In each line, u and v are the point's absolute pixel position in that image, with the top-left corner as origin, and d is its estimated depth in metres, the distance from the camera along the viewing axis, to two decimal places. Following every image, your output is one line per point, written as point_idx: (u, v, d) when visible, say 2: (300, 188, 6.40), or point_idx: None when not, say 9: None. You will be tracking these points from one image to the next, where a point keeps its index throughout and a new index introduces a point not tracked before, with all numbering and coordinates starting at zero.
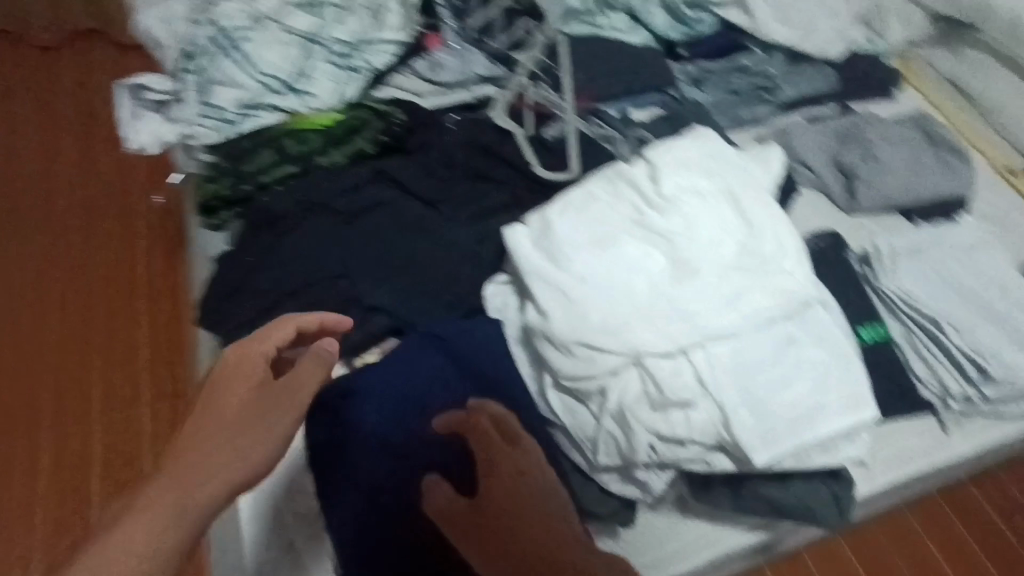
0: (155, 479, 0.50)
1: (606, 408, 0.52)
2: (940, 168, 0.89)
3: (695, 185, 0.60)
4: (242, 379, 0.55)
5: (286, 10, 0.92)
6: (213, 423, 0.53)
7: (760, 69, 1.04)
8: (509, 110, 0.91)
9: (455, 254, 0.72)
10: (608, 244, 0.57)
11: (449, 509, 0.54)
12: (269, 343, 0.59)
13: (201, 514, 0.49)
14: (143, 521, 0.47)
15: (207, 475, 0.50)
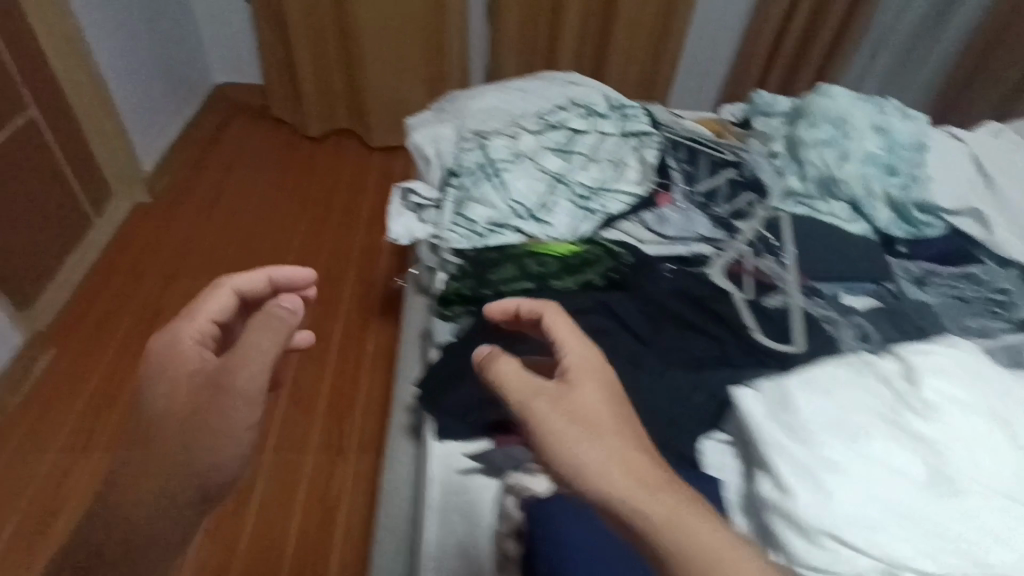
0: (137, 466, 0.59)
1: None
2: None
3: (956, 394, 0.59)
4: (187, 362, 0.62)
5: (542, 153, 1.06)
6: (166, 409, 0.60)
7: (995, 283, 0.98)
8: (726, 271, 0.94)
9: (665, 395, 0.72)
10: (857, 435, 0.56)
11: (525, 380, 0.59)
12: (204, 314, 0.67)
13: (190, 485, 0.58)
14: (146, 497, 0.58)
15: (178, 458, 0.58)
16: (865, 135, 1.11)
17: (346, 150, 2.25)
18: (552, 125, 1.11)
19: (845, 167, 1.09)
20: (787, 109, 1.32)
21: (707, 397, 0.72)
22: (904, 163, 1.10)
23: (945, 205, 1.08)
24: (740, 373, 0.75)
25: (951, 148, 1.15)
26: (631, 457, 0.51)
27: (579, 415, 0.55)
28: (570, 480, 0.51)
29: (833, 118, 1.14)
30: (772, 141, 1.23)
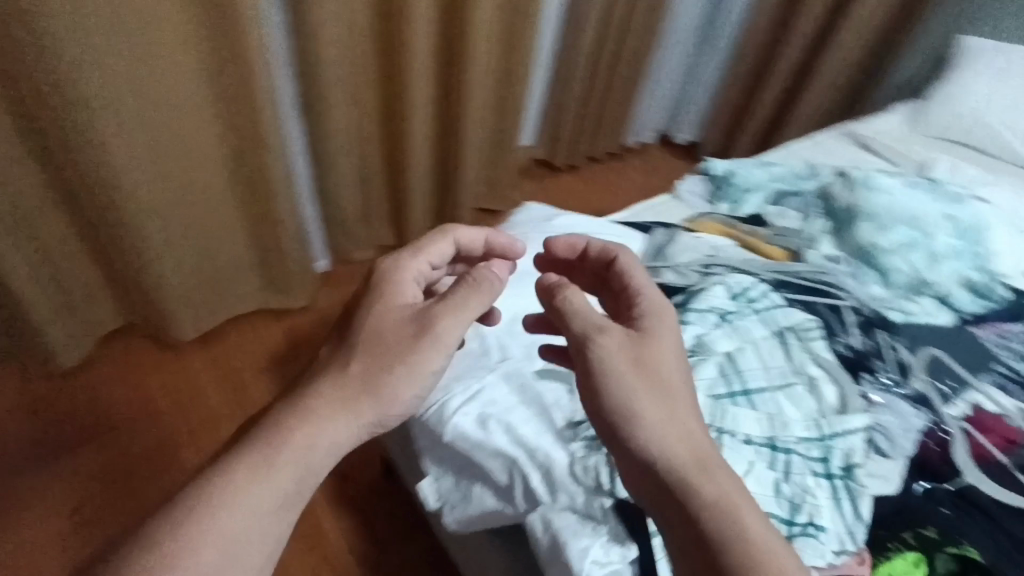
0: (342, 358, 0.77)
1: None
2: None
3: None
4: (404, 278, 0.84)
5: (730, 411, 0.75)
6: (381, 322, 0.79)
7: None
8: (973, 455, 0.83)
9: None
10: None
11: (596, 317, 0.73)
12: (427, 258, 0.88)
13: (376, 407, 0.74)
14: (340, 394, 0.74)
15: (369, 378, 0.75)
16: (938, 234, 1.09)
17: (155, 370, 1.53)
18: (698, 357, 0.79)
19: (935, 270, 1.06)
20: (805, 199, 1.22)
21: None
22: (976, 244, 1.10)
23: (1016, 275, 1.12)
24: None
25: (989, 206, 1.17)
26: (681, 406, 0.67)
27: (640, 355, 0.70)
28: (624, 406, 0.66)
29: (902, 221, 1.09)
30: (834, 245, 1.12)
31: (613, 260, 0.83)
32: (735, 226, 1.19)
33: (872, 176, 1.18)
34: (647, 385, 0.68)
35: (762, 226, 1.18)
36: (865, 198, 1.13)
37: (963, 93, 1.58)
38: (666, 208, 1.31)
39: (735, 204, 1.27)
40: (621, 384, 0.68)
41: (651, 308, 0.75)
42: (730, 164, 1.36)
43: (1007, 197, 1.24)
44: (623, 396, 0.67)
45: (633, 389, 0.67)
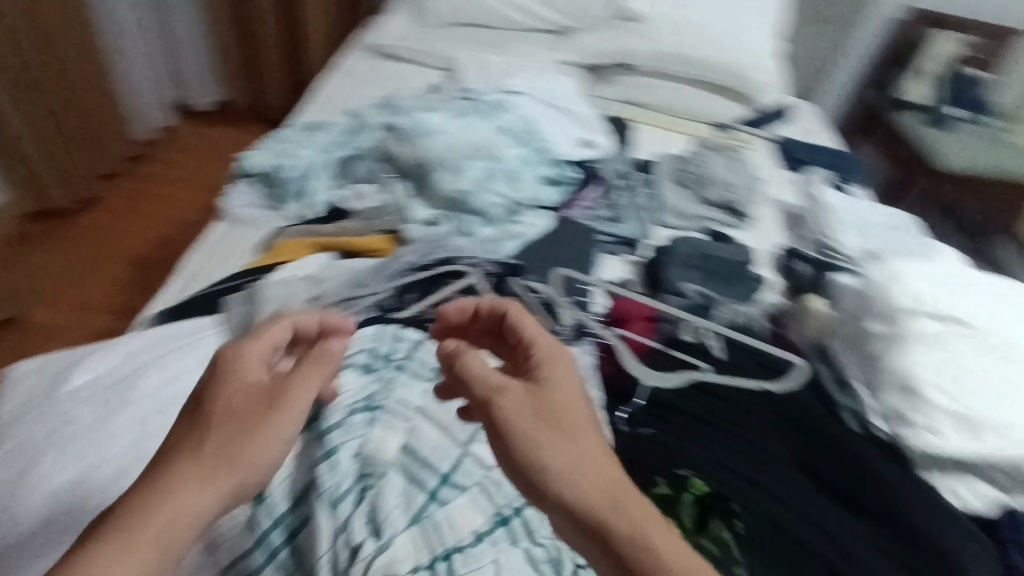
0: (191, 427, 0.54)
1: None
2: (724, 161, 1.34)
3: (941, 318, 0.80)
4: (258, 352, 0.59)
5: (441, 518, 0.59)
6: (230, 404, 0.55)
7: (630, 182, 1.21)
8: (637, 352, 0.85)
9: (895, 508, 0.69)
10: (982, 393, 0.75)
11: (494, 376, 0.58)
12: (270, 340, 0.61)
13: (239, 476, 0.53)
14: (199, 464, 0.52)
15: (234, 441, 0.54)
16: (503, 150, 1.04)
17: None
18: (370, 479, 0.61)
19: (518, 185, 1.03)
20: (371, 163, 1.05)
21: (871, 472, 0.72)
22: (532, 142, 1.10)
23: (570, 149, 1.16)
24: (815, 421, 0.77)
25: (520, 98, 1.18)
26: (591, 443, 0.54)
27: (543, 403, 0.56)
28: (535, 463, 0.53)
29: (468, 154, 1.01)
30: (426, 205, 0.99)
31: (503, 316, 0.66)
32: (320, 233, 0.96)
33: (417, 116, 1.06)
34: (555, 430, 0.54)
35: (345, 220, 0.99)
36: (425, 144, 1.00)
37: None
38: (226, 243, 1.00)
39: (304, 201, 1.02)
40: (529, 435, 0.54)
41: (549, 356, 0.60)
42: (272, 153, 1.09)
43: (531, 79, 1.27)
44: (532, 453, 0.53)
45: (543, 440, 0.54)
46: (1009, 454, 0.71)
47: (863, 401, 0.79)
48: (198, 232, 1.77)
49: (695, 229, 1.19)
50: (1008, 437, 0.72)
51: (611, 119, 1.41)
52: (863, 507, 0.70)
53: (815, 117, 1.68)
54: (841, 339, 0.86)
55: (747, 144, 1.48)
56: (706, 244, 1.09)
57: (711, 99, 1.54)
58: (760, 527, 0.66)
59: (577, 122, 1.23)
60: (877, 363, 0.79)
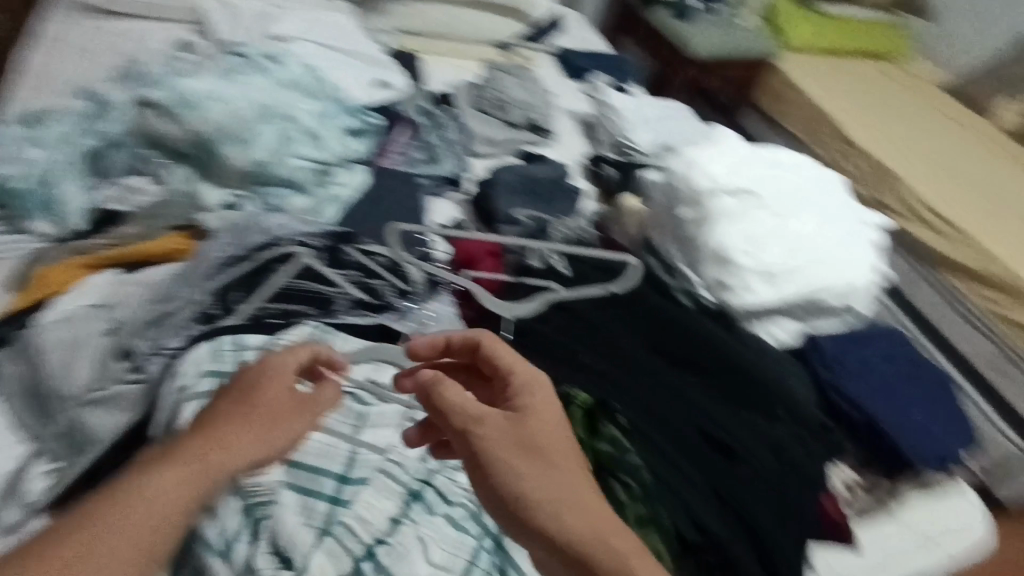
0: (227, 408, 0.56)
1: (862, 286, 0.90)
2: (518, 79, 1.35)
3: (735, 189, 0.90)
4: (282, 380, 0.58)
5: (351, 519, 0.58)
6: (263, 400, 0.57)
7: (435, 118, 1.17)
8: (490, 289, 0.86)
9: (734, 360, 0.80)
10: (774, 245, 0.88)
11: (471, 404, 0.59)
12: (302, 360, 0.61)
13: (260, 455, 0.55)
14: (233, 438, 0.54)
15: (260, 428, 0.56)
16: (294, 108, 0.93)
17: None
18: (262, 507, 0.56)
19: (323, 144, 0.93)
20: (131, 150, 0.87)
21: (710, 335, 0.83)
22: (322, 93, 0.99)
23: (366, 97, 1.09)
24: (659, 306, 0.86)
25: (292, 48, 1.06)
26: (573, 474, 0.56)
27: (524, 437, 0.57)
28: (516, 491, 0.55)
29: (255, 121, 0.87)
30: (220, 187, 0.86)
31: (475, 347, 0.65)
32: (89, 248, 0.78)
33: (175, 84, 0.88)
34: (534, 456, 0.57)
35: (120, 226, 0.81)
36: (196, 118, 0.84)
37: None
38: None
39: (52, 214, 0.81)
40: (510, 462, 0.56)
41: (528, 384, 0.61)
42: None
43: (298, 21, 1.14)
44: (512, 481, 0.56)
45: (521, 467, 0.56)
46: (801, 291, 0.87)
47: (690, 280, 0.90)
48: None
49: (506, 153, 1.20)
50: (798, 277, 0.87)
51: (395, 53, 1.33)
52: (706, 369, 0.80)
53: (584, 24, 1.76)
54: (660, 230, 0.95)
55: (532, 61, 1.51)
56: (525, 167, 1.10)
57: (487, 19, 1.52)
58: (637, 417, 0.74)
59: (364, 63, 1.14)
60: (695, 243, 0.89)
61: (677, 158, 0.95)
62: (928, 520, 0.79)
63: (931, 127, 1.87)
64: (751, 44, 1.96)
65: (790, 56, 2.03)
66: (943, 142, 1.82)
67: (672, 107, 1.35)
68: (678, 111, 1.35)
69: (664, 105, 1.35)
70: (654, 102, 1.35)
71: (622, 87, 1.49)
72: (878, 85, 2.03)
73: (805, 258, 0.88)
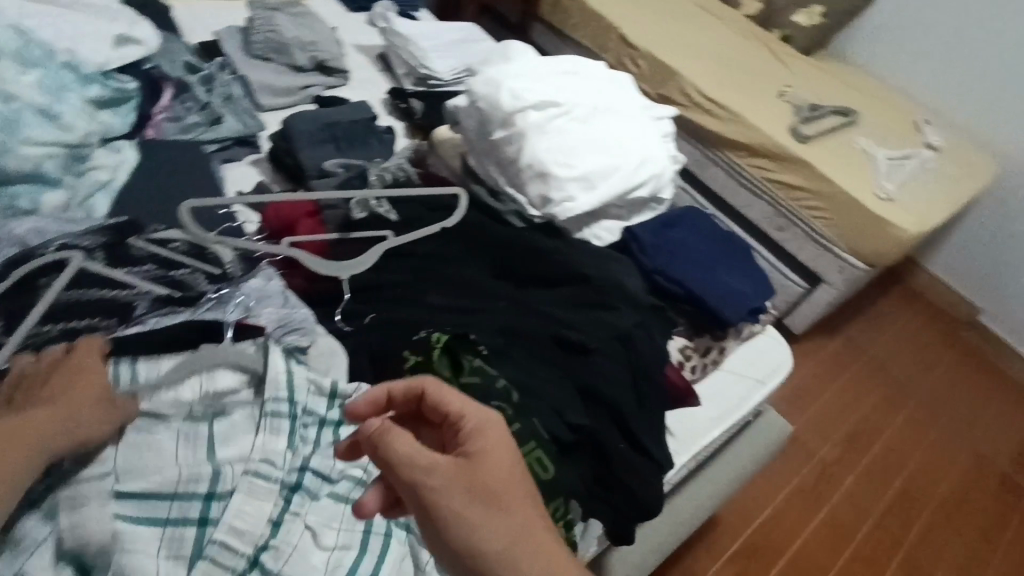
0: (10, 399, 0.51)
1: (663, 176, 0.98)
2: (292, 15, 1.21)
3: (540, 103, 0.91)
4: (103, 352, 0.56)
5: (225, 535, 0.53)
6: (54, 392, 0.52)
7: (204, 72, 1.01)
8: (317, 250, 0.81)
9: (573, 266, 0.85)
10: (584, 152, 0.92)
11: (425, 454, 0.50)
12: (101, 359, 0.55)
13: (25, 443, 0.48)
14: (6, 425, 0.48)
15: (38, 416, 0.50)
16: (9, 82, 0.73)
17: None
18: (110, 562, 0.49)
19: (62, 121, 0.76)
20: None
21: (548, 249, 0.85)
22: (42, 58, 0.79)
23: (108, 55, 0.90)
24: (494, 231, 0.87)
25: None
26: (531, 519, 0.52)
27: (480, 485, 0.51)
28: (471, 545, 0.49)
29: None
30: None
31: (420, 395, 0.56)
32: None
33: None
34: (495, 509, 0.51)
35: None
36: None
37: None
38: None
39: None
40: (469, 518, 0.50)
41: (488, 428, 0.54)
42: None
43: None
44: (468, 535, 0.50)
45: (484, 522, 0.50)
46: (617, 191, 0.92)
47: (517, 201, 0.91)
48: None
49: (303, 101, 1.10)
50: (611, 180, 0.92)
51: None
52: (547, 279, 0.84)
53: None
54: (479, 156, 0.95)
55: None
56: (324, 112, 1.01)
57: None
58: (498, 342, 0.75)
59: (90, 15, 0.94)
60: (514, 163, 0.90)
61: (480, 79, 0.93)
62: (741, 364, 0.94)
63: (693, 20, 2.06)
64: None
65: None
66: (705, 32, 2.02)
67: (463, 28, 1.31)
68: (469, 31, 1.31)
69: (455, 26, 1.31)
70: (444, 24, 1.30)
71: (408, 12, 1.41)
72: None
73: (614, 159, 0.93)
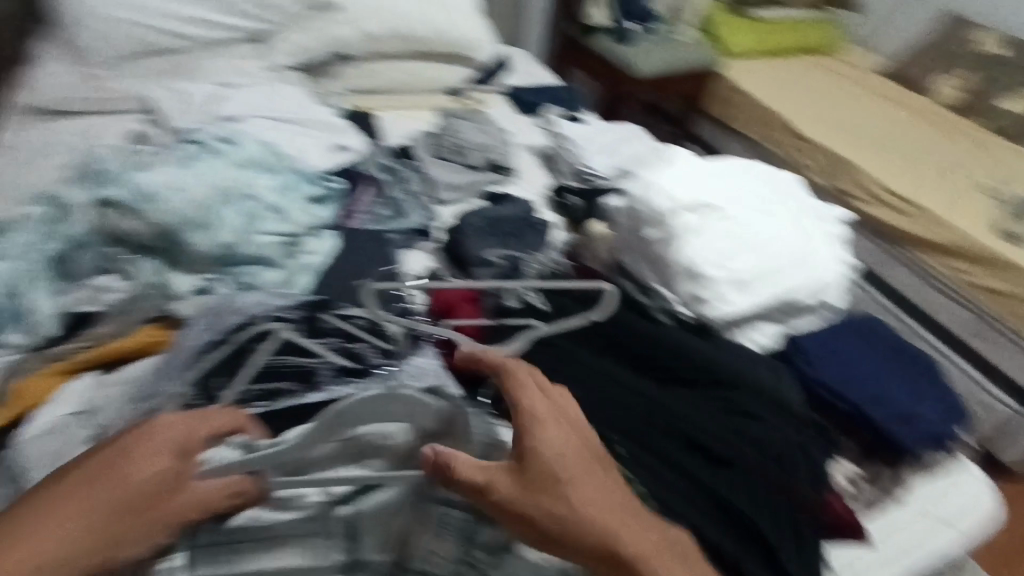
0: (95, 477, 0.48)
1: (831, 282, 0.92)
2: (473, 122, 1.38)
3: (691, 205, 0.93)
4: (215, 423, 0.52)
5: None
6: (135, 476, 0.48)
7: (397, 172, 1.18)
8: (473, 334, 0.87)
9: (725, 372, 0.81)
10: (736, 253, 0.90)
11: (482, 473, 0.54)
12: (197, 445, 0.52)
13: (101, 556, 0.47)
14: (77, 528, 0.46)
15: (114, 514, 0.47)
16: (254, 185, 0.94)
17: None
18: None
19: (289, 214, 0.95)
20: (96, 250, 0.86)
21: (698, 352, 0.83)
22: (283, 164, 1.01)
23: (322, 161, 1.11)
24: (642, 327, 0.86)
25: (245, 124, 1.08)
26: (584, 501, 0.54)
27: (532, 484, 0.54)
28: (536, 534, 0.53)
29: (218, 202, 0.89)
30: (187, 274, 0.86)
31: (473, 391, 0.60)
32: (63, 353, 0.76)
33: (132, 178, 0.89)
34: (556, 503, 0.53)
35: (93, 327, 0.79)
36: (157, 210, 0.85)
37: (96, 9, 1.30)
38: None
39: (23, 324, 0.78)
40: (540, 518, 0.53)
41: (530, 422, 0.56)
42: None
43: (248, 98, 1.15)
44: (532, 529, 0.53)
45: (551, 517, 0.53)
46: (775, 293, 0.89)
47: (667, 298, 0.91)
48: None
49: (470, 196, 1.22)
50: (769, 281, 0.89)
51: (350, 114, 1.35)
52: (691, 381, 0.81)
53: (529, 60, 1.81)
54: (631, 253, 0.97)
55: (484, 102, 1.54)
56: (492, 207, 1.11)
57: (435, 66, 1.55)
58: (632, 443, 0.74)
59: (318, 129, 1.16)
60: (665, 261, 0.91)
61: (638, 181, 0.97)
62: (934, 503, 0.81)
63: (875, 111, 1.95)
64: (696, 54, 2.00)
65: (731, 62, 2.09)
66: (889, 124, 1.89)
67: (625, 129, 1.39)
68: (630, 132, 1.38)
69: (617, 128, 1.39)
70: (608, 126, 1.38)
71: (575, 115, 1.53)
72: (817, 78, 2.10)
73: (773, 263, 0.90)
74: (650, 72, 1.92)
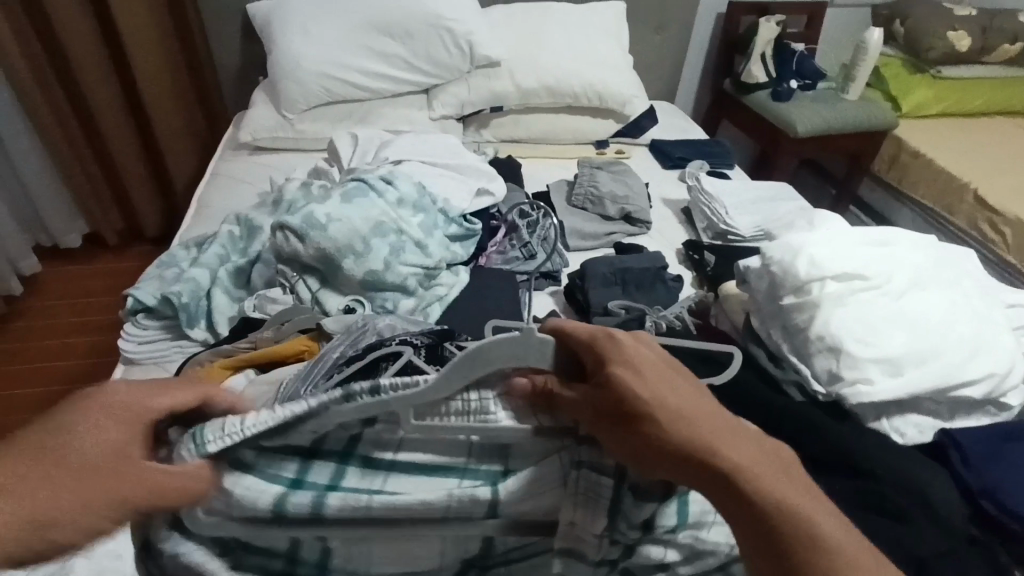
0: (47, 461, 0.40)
1: (1005, 376, 0.80)
2: (612, 172, 1.40)
3: (842, 271, 0.85)
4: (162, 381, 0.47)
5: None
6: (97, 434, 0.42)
7: (533, 216, 1.22)
8: None
9: (860, 460, 0.72)
10: (890, 331, 0.81)
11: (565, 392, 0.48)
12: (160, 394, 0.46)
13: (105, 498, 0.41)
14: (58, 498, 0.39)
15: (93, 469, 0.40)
16: (405, 222, 1.03)
17: None
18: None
19: (429, 249, 1.03)
20: (270, 265, 1.02)
21: (830, 433, 0.76)
22: (430, 204, 1.10)
23: (468, 203, 1.18)
24: (766, 397, 0.80)
25: (403, 166, 1.20)
26: (688, 424, 0.44)
27: (624, 402, 0.45)
28: (637, 460, 0.45)
29: (371, 234, 0.97)
30: (337, 294, 0.98)
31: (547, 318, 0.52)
32: (232, 350, 0.89)
33: (306, 209, 0.98)
34: (643, 423, 0.44)
35: (257, 330, 0.93)
36: (323, 238, 0.94)
37: (296, 57, 1.46)
38: None
39: (208, 323, 0.97)
40: (628, 441, 0.45)
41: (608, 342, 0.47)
42: (162, 282, 1.02)
43: (409, 144, 1.27)
44: (630, 452, 0.45)
45: (640, 437, 0.44)
46: (936, 383, 0.78)
47: (800, 371, 0.84)
48: (111, 363, 1.62)
49: (604, 245, 1.24)
50: (927, 369, 0.79)
51: (497, 161, 1.45)
52: (816, 467, 0.75)
53: (679, 116, 1.81)
54: (763, 318, 0.91)
55: (627, 156, 1.58)
56: (620, 258, 1.12)
57: (583, 119, 1.61)
58: None
59: (466, 174, 1.24)
60: (802, 332, 0.84)
61: (779, 242, 0.92)
62: None
63: None
64: (872, 112, 1.83)
65: (907, 123, 1.91)
66: None
67: (773, 188, 1.32)
68: (778, 192, 1.32)
69: (764, 186, 1.33)
70: (753, 184, 1.33)
71: (719, 172, 1.49)
72: (1017, 142, 1.84)
73: (933, 347, 0.80)
74: (807, 131, 1.79)
